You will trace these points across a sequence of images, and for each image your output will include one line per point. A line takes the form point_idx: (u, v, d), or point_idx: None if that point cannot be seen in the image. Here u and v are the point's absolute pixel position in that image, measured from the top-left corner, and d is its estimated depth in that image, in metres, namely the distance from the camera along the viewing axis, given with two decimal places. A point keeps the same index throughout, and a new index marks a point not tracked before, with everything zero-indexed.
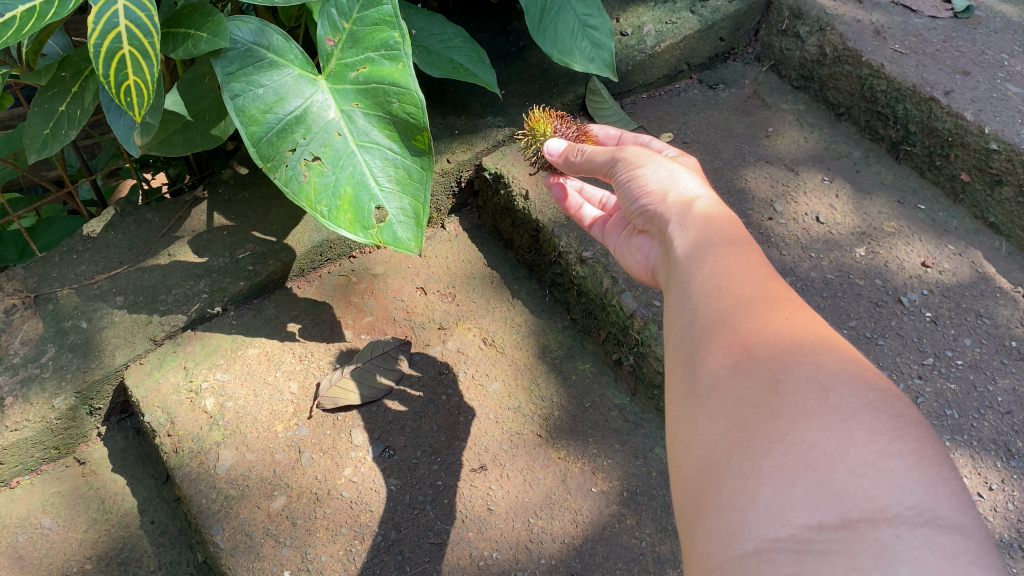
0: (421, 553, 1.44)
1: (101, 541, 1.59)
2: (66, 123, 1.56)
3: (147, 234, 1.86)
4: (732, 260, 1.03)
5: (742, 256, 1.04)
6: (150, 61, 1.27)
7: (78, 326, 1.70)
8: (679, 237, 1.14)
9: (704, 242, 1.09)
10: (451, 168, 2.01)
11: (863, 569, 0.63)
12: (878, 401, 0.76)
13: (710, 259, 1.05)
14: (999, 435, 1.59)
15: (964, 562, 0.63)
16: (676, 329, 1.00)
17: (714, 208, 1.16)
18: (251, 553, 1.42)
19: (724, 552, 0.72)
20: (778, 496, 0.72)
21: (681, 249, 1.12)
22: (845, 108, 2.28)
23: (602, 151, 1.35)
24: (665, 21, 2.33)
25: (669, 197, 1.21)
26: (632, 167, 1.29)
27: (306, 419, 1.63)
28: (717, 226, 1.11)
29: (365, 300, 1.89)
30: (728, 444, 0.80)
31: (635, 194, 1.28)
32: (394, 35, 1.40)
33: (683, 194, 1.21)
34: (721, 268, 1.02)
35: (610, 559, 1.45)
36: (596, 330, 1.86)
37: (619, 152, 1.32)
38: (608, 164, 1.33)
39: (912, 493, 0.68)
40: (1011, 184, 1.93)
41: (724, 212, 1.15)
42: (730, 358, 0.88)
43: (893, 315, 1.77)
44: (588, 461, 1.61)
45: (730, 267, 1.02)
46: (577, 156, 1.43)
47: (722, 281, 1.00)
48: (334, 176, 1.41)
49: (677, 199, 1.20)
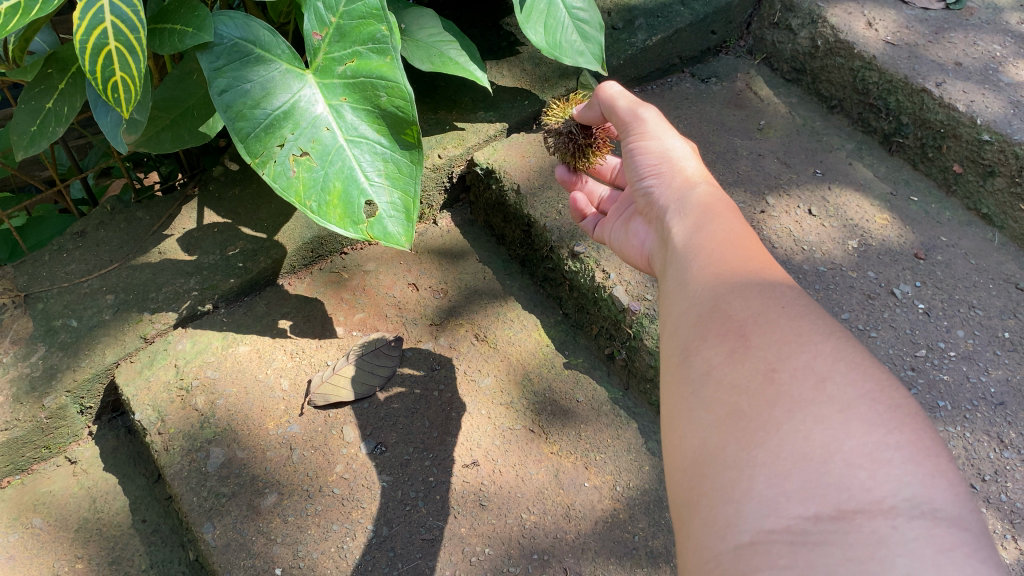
0: (412, 549, 1.43)
1: (92, 540, 1.58)
2: (53, 120, 1.54)
3: (138, 232, 1.85)
4: (728, 247, 1.03)
5: (738, 242, 1.03)
6: (137, 56, 1.25)
7: (68, 324, 1.69)
8: (678, 226, 1.14)
9: (701, 229, 1.09)
10: (442, 163, 1.99)
11: (860, 561, 0.63)
12: (874, 392, 0.76)
13: (707, 248, 1.04)
14: (992, 427, 1.58)
15: (962, 555, 0.62)
16: (671, 319, 0.99)
17: (713, 196, 1.16)
18: (242, 551, 1.41)
19: (719, 543, 0.71)
20: (773, 487, 0.71)
21: (679, 236, 1.12)
22: (837, 100, 2.27)
23: (627, 104, 1.32)
24: (657, 15, 2.32)
25: (675, 179, 1.22)
26: (647, 139, 1.28)
27: (297, 416, 1.62)
28: (716, 213, 1.11)
29: (357, 296, 1.88)
30: (723, 434, 0.79)
31: (644, 170, 1.27)
32: (382, 28, 1.39)
33: (687, 179, 1.21)
34: (717, 257, 1.01)
35: (603, 554, 1.45)
36: (588, 324, 1.85)
37: (637, 120, 1.31)
38: (629, 125, 1.32)
39: (908, 485, 0.67)
40: (1004, 175, 1.92)
41: (722, 200, 1.14)
42: (724, 347, 0.87)
43: (885, 307, 1.76)
44: (580, 456, 1.60)
45: (726, 254, 1.01)
46: (600, 99, 1.38)
47: (718, 270, 0.99)
48: (322, 171, 1.40)
49: (681, 184, 1.20)
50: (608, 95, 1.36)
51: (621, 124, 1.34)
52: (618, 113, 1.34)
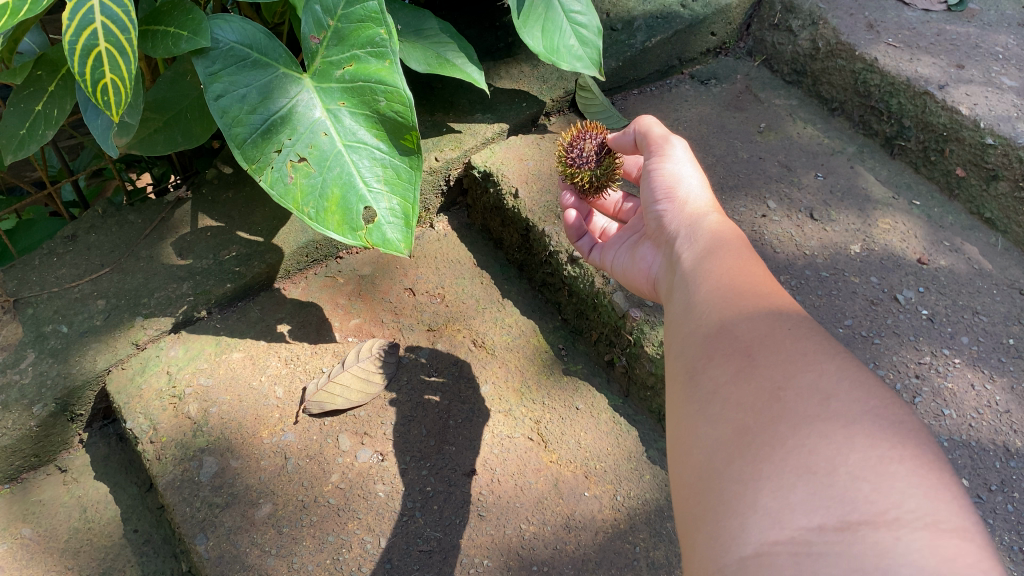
0: (410, 561, 1.41)
1: (82, 551, 1.55)
2: (44, 123, 1.52)
3: (130, 237, 1.82)
4: (737, 273, 1.01)
5: (747, 269, 1.01)
6: (127, 58, 1.22)
7: (58, 330, 1.66)
8: (686, 250, 1.13)
9: (712, 254, 1.07)
10: (439, 166, 1.96)
11: (863, 571, 0.60)
12: (879, 408, 0.73)
13: (715, 273, 1.03)
14: (997, 435, 1.56)
15: (965, 565, 0.59)
16: (676, 342, 0.98)
17: (723, 225, 1.14)
18: (236, 563, 1.38)
19: (723, 556, 0.69)
20: (778, 499, 0.69)
21: (691, 260, 1.10)
22: (838, 103, 2.25)
23: (660, 130, 1.31)
24: (656, 16, 2.30)
25: (686, 205, 1.20)
26: (669, 166, 1.27)
27: (292, 425, 1.59)
28: (729, 240, 1.09)
29: (353, 302, 1.86)
30: (729, 449, 0.77)
31: (663, 194, 1.25)
32: (380, 32, 1.36)
33: (698, 206, 1.19)
34: (727, 281, 0.99)
35: (603, 565, 1.42)
36: (587, 330, 1.83)
37: (667, 144, 1.29)
38: (654, 151, 1.30)
39: (912, 497, 0.65)
40: (1007, 179, 1.90)
41: (733, 229, 1.13)
42: (732, 365, 0.85)
43: (889, 313, 1.74)
44: (580, 465, 1.57)
45: (735, 279, 0.99)
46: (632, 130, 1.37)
47: (727, 294, 0.97)
48: (319, 177, 1.37)
49: (696, 210, 1.18)
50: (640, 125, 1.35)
51: (648, 149, 1.32)
52: (647, 141, 1.32)
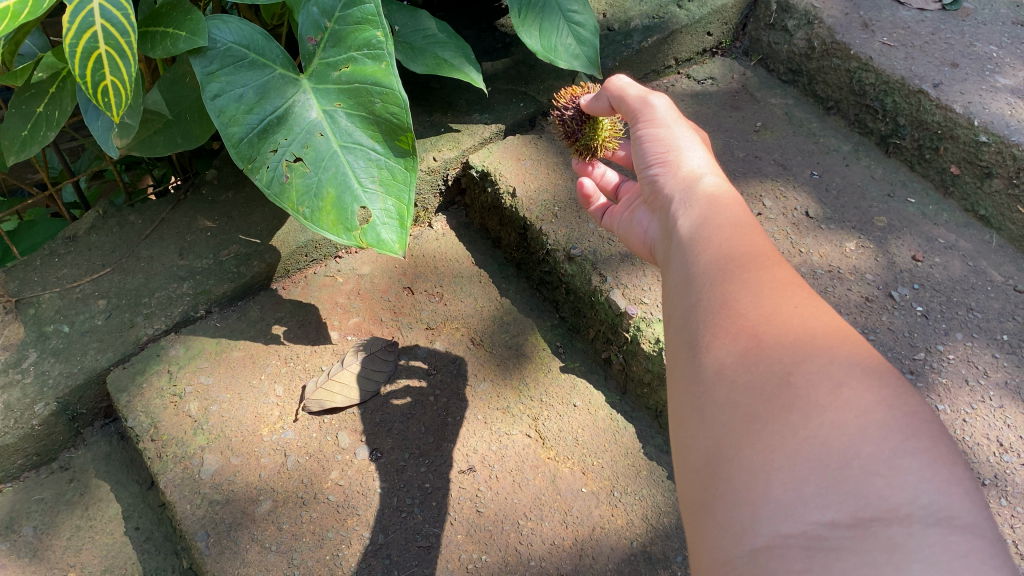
0: (409, 556, 1.42)
1: (84, 549, 1.56)
2: (45, 125, 1.53)
3: (130, 237, 1.84)
4: (734, 242, 1.01)
5: (745, 237, 1.02)
6: (128, 61, 1.23)
7: (60, 330, 1.67)
8: (682, 216, 1.14)
9: (708, 221, 1.08)
10: (437, 165, 1.97)
11: (875, 566, 0.62)
12: (891, 398, 0.74)
13: (713, 241, 1.04)
14: (991, 430, 1.57)
15: (976, 561, 0.61)
16: (677, 313, 0.99)
17: (720, 188, 1.16)
18: (237, 559, 1.39)
19: (733, 547, 0.71)
20: (789, 491, 0.70)
21: (687, 227, 1.11)
22: (833, 102, 2.27)
23: (635, 93, 1.32)
24: (652, 16, 2.32)
25: (680, 169, 1.21)
26: (657, 126, 1.28)
27: (291, 422, 1.60)
28: (723, 207, 1.10)
29: (351, 301, 1.87)
30: (737, 436, 0.78)
31: (653, 157, 1.27)
32: (377, 34, 1.38)
33: (693, 169, 1.20)
34: (726, 252, 1.00)
35: (600, 560, 1.43)
36: (585, 328, 1.84)
37: (649, 104, 1.31)
38: (638, 112, 1.32)
39: (925, 492, 0.66)
40: (1001, 176, 1.92)
41: (730, 193, 1.14)
42: (737, 346, 0.86)
43: (884, 310, 1.75)
44: (577, 461, 1.59)
45: (733, 250, 1.00)
46: (608, 92, 1.38)
47: (726, 264, 0.97)
48: (316, 177, 1.38)
49: (686, 174, 1.20)
50: (618, 87, 1.36)
51: (630, 112, 1.34)
52: (627, 103, 1.34)
